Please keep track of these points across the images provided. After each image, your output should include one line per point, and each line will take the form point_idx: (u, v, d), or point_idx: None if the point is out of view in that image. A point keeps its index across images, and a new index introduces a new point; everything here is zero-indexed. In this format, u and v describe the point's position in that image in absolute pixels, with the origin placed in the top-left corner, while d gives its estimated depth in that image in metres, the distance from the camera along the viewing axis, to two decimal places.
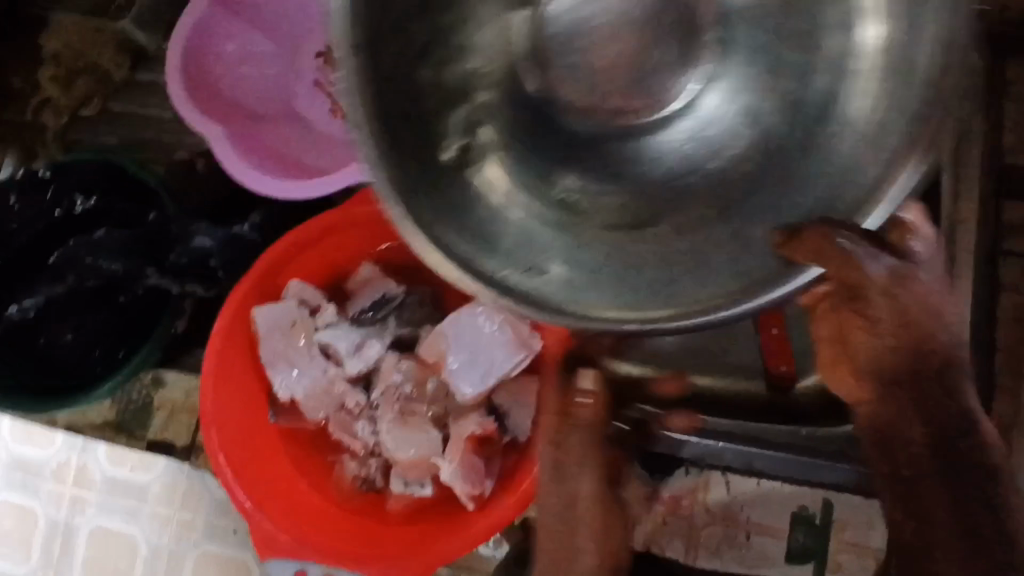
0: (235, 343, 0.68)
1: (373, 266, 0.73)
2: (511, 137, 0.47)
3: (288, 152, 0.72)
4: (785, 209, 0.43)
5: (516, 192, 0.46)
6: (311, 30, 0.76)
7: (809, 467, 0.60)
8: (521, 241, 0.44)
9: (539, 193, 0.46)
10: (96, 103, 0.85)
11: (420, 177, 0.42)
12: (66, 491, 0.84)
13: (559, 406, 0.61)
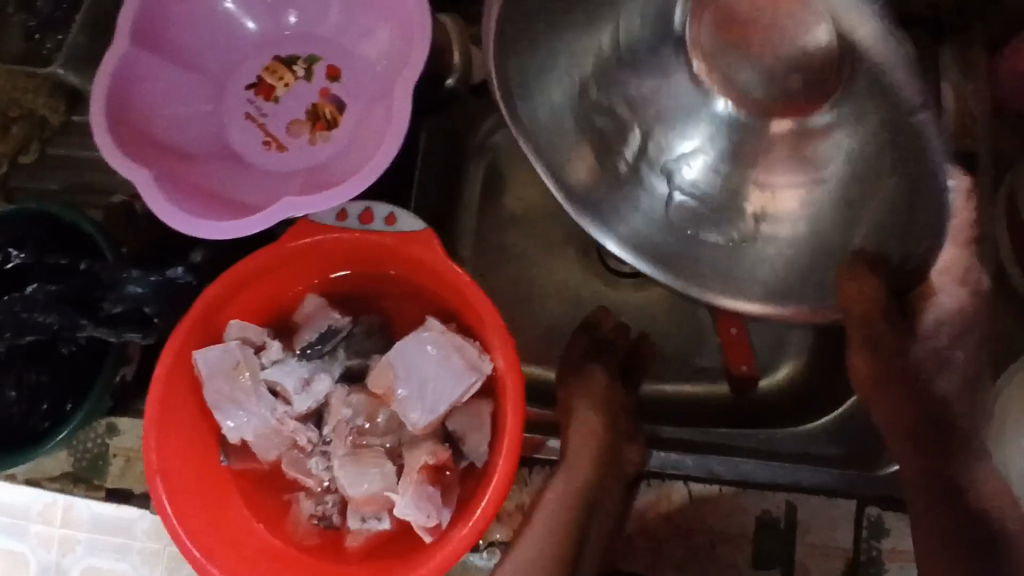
0: (177, 388, 0.67)
1: (317, 298, 0.73)
2: (608, 137, 0.55)
3: (220, 190, 0.71)
4: (745, 256, 0.54)
5: (628, 181, 0.56)
6: (238, 65, 0.76)
7: (791, 470, 0.70)
8: (647, 214, 0.55)
9: (648, 181, 0.56)
10: (36, 149, 0.85)
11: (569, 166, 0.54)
12: (54, 533, 0.83)
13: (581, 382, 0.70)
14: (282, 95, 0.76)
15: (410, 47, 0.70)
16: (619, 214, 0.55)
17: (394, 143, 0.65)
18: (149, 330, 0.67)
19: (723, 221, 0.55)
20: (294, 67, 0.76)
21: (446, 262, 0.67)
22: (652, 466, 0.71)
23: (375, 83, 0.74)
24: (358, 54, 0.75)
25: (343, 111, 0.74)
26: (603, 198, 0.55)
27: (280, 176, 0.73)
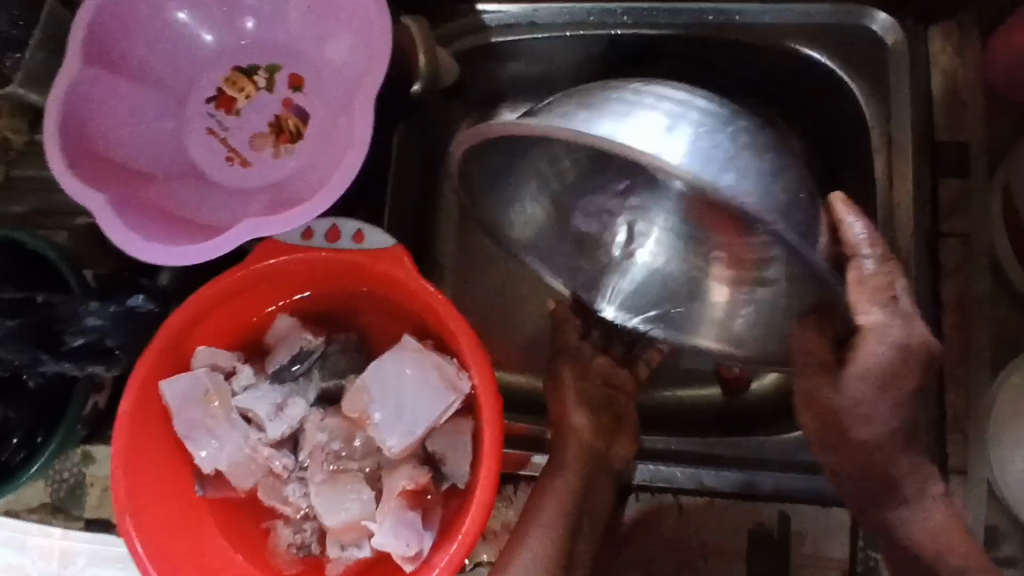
0: (145, 421, 0.65)
1: (288, 318, 0.71)
2: (587, 241, 0.72)
3: (182, 211, 0.68)
4: (720, 318, 0.67)
5: (604, 272, 0.73)
6: (197, 77, 0.74)
7: (788, 480, 0.67)
8: (624, 291, 0.72)
9: (617, 270, 0.73)
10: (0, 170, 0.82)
11: (559, 259, 0.71)
12: (54, 545, 0.80)
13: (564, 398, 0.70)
14: (243, 107, 0.73)
15: (370, 55, 0.67)
16: (610, 280, 0.73)
17: (356, 158, 0.62)
18: (114, 361, 0.66)
19: (688, 281, 0.70)
20: (255, 77, 0.73)
21: (420, 281, 0.64)
22: (635, 480, 0.69)
23: (339, 91, 0.71)
24: (319, 61, 0.72)
25: (307, 122, 0.72)
26: (590, 269, 0.73)
27: (245, 193, 0.71)
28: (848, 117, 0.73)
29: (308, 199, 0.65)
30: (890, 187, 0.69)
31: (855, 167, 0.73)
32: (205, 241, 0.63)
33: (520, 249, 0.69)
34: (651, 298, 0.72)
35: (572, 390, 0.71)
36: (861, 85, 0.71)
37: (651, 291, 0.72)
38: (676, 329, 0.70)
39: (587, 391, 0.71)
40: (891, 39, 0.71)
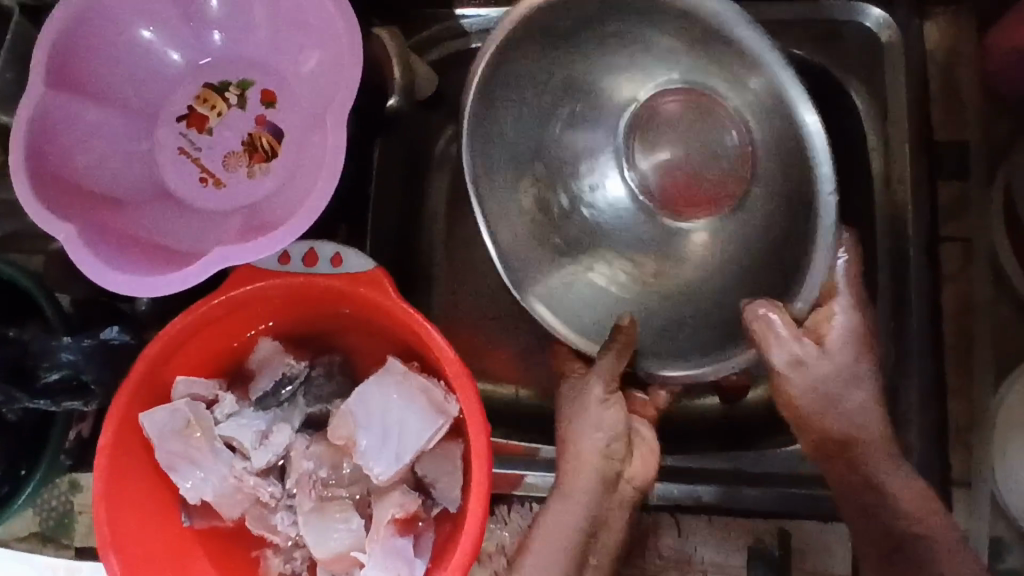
0: (126, 454, 0.64)
1: (270, 342, 0.69)
2: (553, 179, 0.71)
3: (155, 237, 0.66)
4: (656, 295, 0.71)
5: (541, 229, 0.70)
6: (166, 97, 0.71)
7: (786, 498, 0.65)
8: (562, 249, 0.71)
9: (554, 232, 0.71)
10: None
11: (518, 197, 0.69)
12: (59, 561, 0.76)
13: (579, 413, 0.62)
14: (215, 126, 0.71)
15: (342, 71, 0.65)
16: (555, 232, 0.71)
17: (330, 180, 0.61)
18: (91, 395, 0.66)
19: (639, 241, 0.72)
20: (225, 94, 0.71)
21: (403, 307, 0.63)
22: (654, 499, 0.66)
23: (313, 104, 0.69)
24: (291, 76, 0.70)
25: (281, 139, 0.69)
26: (530, 223, 0.70)
27: (220, 215, 0.69)
28: (847, 118, 0.72)
29: (282, 223, 0.63)
30: (886, 188, 0.69)
31: (851, 166, 0.71)
32: (178, 271, 0.61)
33: (468, 130, 0.64)
34: (540, 260, 0.70)
35: (596, 411, 0.62)
36: (857, 86, 0.71)
37: (540, 254, 0.70)
38: (585, 288, 0.71)
39: (604, 414, 0.62)
40: (884, 37, 0.69)
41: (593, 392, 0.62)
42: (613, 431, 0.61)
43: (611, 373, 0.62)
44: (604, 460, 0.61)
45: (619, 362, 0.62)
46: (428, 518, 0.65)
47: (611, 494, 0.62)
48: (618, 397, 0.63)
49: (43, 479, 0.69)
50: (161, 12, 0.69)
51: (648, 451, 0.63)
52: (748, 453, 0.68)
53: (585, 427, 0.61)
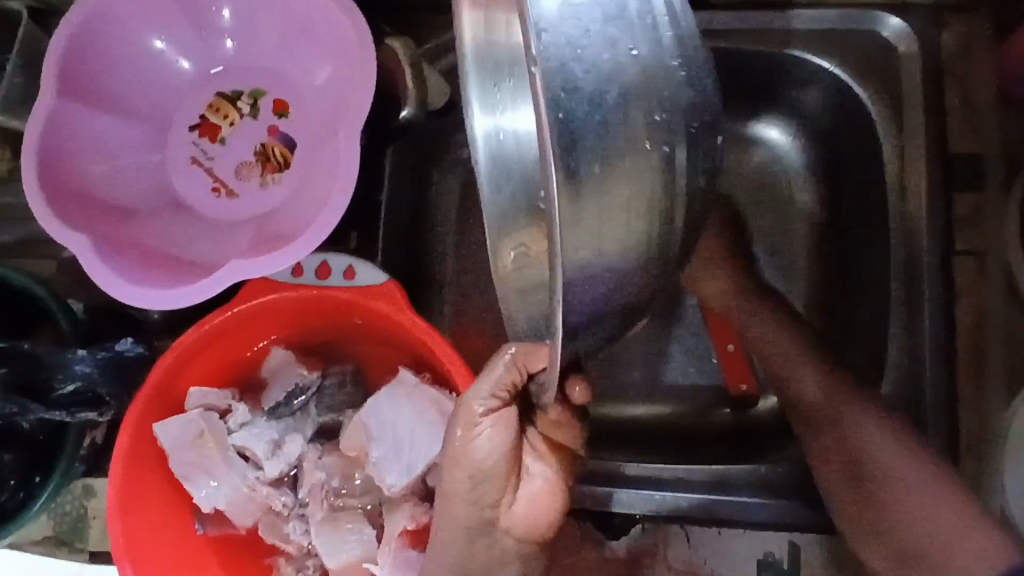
0: (140, 464, 0.64)
1: (284, 351, 0.69)
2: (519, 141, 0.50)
3: (166, 247, 0.66)
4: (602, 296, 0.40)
5: (514, 208, 0.53)
6: (178, 106, 0.72)
7: (784, 511, 0.65)
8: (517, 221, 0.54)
9: (522, 212, 0.53)
10: None
11: (502, 172, 0.51)
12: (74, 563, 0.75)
13: (461, 438, 0.55)
14: (227, 135, 0.71)
15: (355, 83, 0.66)
16: (528, 210, 0.53)
17: (343, 194, 0.61)
18: (104, 407, 0.66)
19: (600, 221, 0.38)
20: (237, 103, 0.71)
21: (414, 318, 0.64)
22: (615, 508, 0.66)
23: (326, 115, 0.69)
24: (304, 87, 0.71)
25: (293, 149, 0.70)
26: (507, 198, 0.52)
27: (231, 225, 0.69)
28: (863, 116, 0.72)
29: (296, 234, 0.63)
30: (901, 198, 0.69)
31: (869, 174, 0.72)
32: (192, 283, 0.62)
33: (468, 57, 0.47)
34: (533, 247, 0.55)
35: (474, 441, 0.55)
36: (869, 88, 0.70)
37: (532, 240, 0.55)
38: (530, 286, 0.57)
39: (479, 440, 0.55)
40: (903, 48, 0.70)
41: (469, 415, 0.55)
42: (484, 474, 0.55)
43: (492, 394, 0.55)
44: (469, 506, 0.56)
45: (510, 377, 0.55)
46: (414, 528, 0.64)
47: (483, 537, 0.58)
48: (498, 420, 0.55)
49: (52, 495, 0.68)
50: (172, 20, 0.70)
51: (533, 494, 0.57)
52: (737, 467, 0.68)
53: (460, 461, 0.56)
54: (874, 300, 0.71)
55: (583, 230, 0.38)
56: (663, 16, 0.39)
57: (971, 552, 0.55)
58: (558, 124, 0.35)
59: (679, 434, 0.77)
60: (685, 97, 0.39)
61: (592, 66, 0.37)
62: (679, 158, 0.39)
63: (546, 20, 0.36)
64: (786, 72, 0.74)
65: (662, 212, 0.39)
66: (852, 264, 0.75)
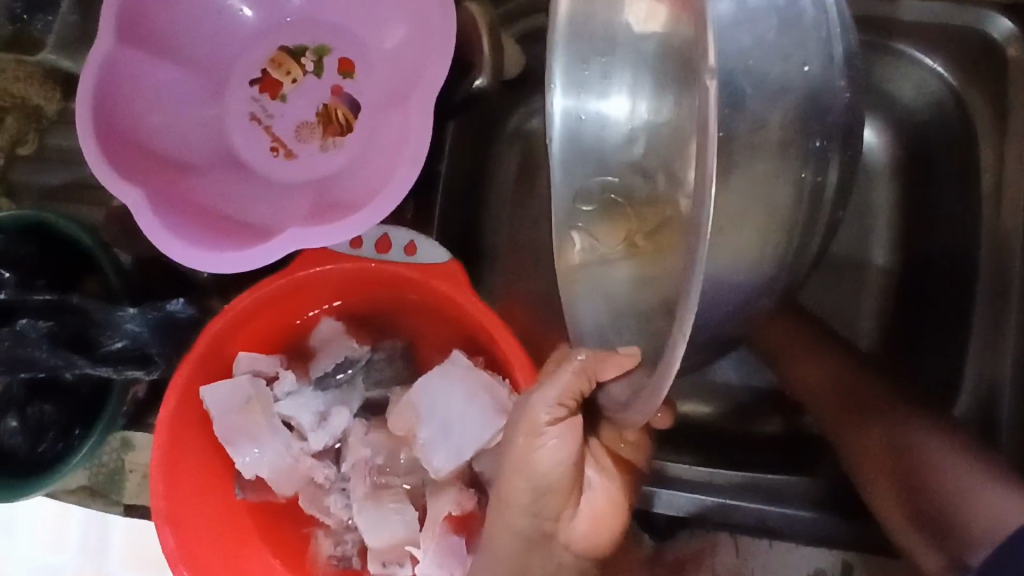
0: (185, 426, 0.63)
1: (334, 322, 0.68)
2: (600, 107, 0.53)
3: (223, 207, 0.64)
4: (727, 295, 0.39)
5: (583, 183, 0.53)
6: (239, 57, 0.68)
7: (828, 529, 0.64)
8: (593, 200, 0.54)
9: (586, 190, 0.53)
10: (33, 140, 0.72)
11: (586, 142, 0.53)
12: (109, 512, 0.76)
13: (522, 447, 0.54)
14: (289, 92, 0.68)
15: (430, 50, 0.63)
16: (590, 186, 0.54)
17: (412, 167, 0.58)
18: (153, 365, 0.65)
19: (658, 194, 0.53)
20: (301, 60, 0.68)
21: (475, 300, 0.61)
22: (656, 508, 0.66)
23: (395, 80, 0.66)
24: (373, 49, 0.67)
25: (357, 113, 0.67)
26: (585, 172, 0.53)
27: (288, 187, 0.66)
28: (954, 116, 0.69)
29: (358, 205, 0.61)
30: (997, 208, 0.66)
31: (965, 180, 0.68)
32: (249, 246, 0.60)
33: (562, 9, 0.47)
34: (606, 240, 0.53)
35: (537, 452, 0.54)
36: (970, 86, 0.67)
37: (608, 237, 0.53)
38: (603, 263, 0.53)
39: (541, 452, 0.53)
40: (1011, 49, 0.63)
41: (534, 424, 0.53)
42: (548, 486, 0.55)
43: (559, 402, 0.52)
44: (530, 518, 0.56)
45: (578, 384, 0.51)
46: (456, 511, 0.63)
47: (540, 548, 0.58)
48: (564, 429, 0.53)
49: (95, 447, 0.66)
50: None
51: (595, 510, 0.59)
52: (778, 479, 0.67)
53: (525, 470, 0.54)
54: (954, 315, 0.68)
55: (728, 213, 0.37)
56: (836, 27, 0.39)
57: (988, 507, 0.53)
58: (723, 120, 0.35)
59: (730, 438, 0.74)
60: (843, 114, 0.40)
61: (762, 81, 0.36)
62: (824, 161, 0.39)
63: (723, 24, 0.35)
64: (880, 66, 0.70)
65: (806, 214, 0.40)
66: (934, 273, 0.71)
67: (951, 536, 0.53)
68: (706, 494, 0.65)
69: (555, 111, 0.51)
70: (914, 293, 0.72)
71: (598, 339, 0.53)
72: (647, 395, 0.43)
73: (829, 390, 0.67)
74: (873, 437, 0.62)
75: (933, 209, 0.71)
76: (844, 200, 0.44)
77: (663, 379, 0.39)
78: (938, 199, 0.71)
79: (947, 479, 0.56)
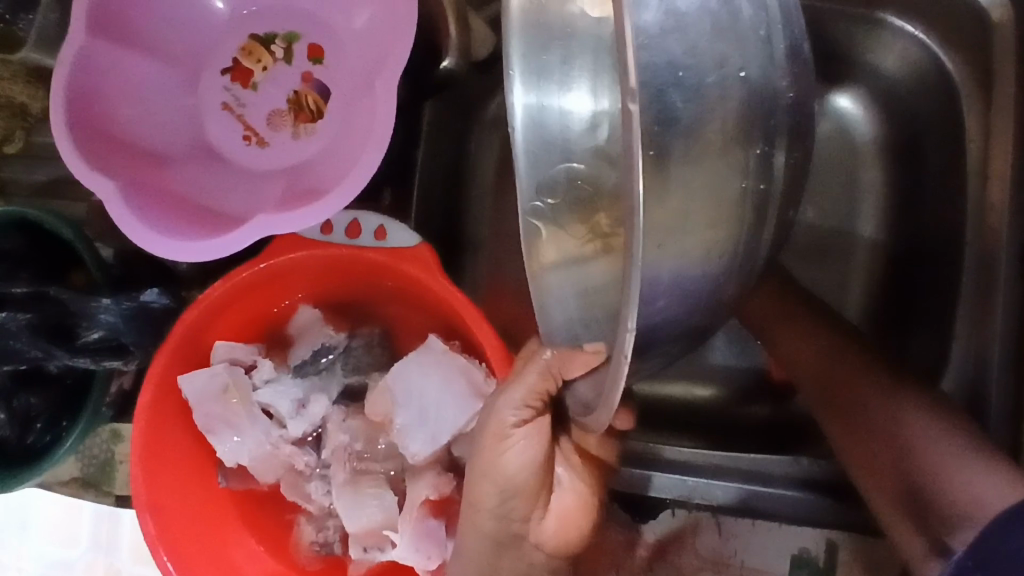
0: (163, 414, 0.63)
1: (311, 309, 0.68)
2: (555, 94, 0.48)
3: (197, 197, 0.65)
4: (682, 288, 0.39)
5: (544, 176, 0.49)
6: (211, 47, 0.69)
7: (803, 509, 0.64)
8: (565, 197, 0.50)
9: (547, 182, 0.49)
10: (21, 137, 0.72)
11: (551, 133, 0.48)
12: (102, 505, 0.75)
13: (491, 448, 0.56)
14: (260, 81, 0.69)
15: (393, 33, 0.63)
16: (553, 178, 0.49)
17: (377, 151, 0.58)
18: (130, 355, 0.67)
19: (616, 186, 0.49)
20: (271, 47, 0.69)
21: (445, 284, 0.61)
22: (653, 491, 0.65)
23: (362, 66, 0.66)
24: (342, 34, 0.68)
25: (327, 99, 0.67)
26: (547, 162, 0.49)
27: (261, 175, 0.67)
28: (947, 95, 0.66)
29: (326, 190, 0.61)
30: (982, 182, 0.63)
31: (954, 161, 0.66)
32: (220, 235, 0.59)
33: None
34: (572, 235, 0.51)
35: (505, 454, 0.56)
36: (959, 63, 0.65)
37: (575, 230, 0.51)
38: (574, 265, 0.52)
39: (505, 454, 0.55)
40: (995, 16, 0.60)
41: (501, 427, 0.55)
42: (515, 487, 0.56)
43: (524, 404, 0.55)
44: (498, 520, 0.58)
45: (543, 384, 0.54)
46: (433, 495, 0.63)
47: (511, 550, 0.60)
48: (531, 430, 0.56)
49: (80, 439, 0.67)
50: None
51: (564, 509, 0.60)
52: (765, 458, 0.66)
53: (492, 473, 0.56)
54: (939, 301, 0.67)
55: (671, 211, 0.36)
56: (778, 24, 0.38)
57: (972, 485, 0.50)
58: (654, 136, 0.35)
59: (712, 419, 0.74)
60: (789, 116, 0.39)
61: (695, 91, 0.35)
62: (776, 164, 0.39)
63: (647, 36, 0.34)
64: (862, 36, 0.69)
65: (752, 219, 0.39)
66: (923, 257, 0.69)
67: (936, 520, 0.51)
68: (691, 472, 0.65)
69: (514, 108, 0.47)
70: (905, 276, 0.71)
71: (568, 338, 0.53)
72: (600, 408, 0.42)
73: (817, 369, 0.66)
74: (864, 422, 0.60)
75: (920, 193, 0.70)
76: (797, 199, 0.43)
77: (616, 382, 0.37)
78: (924, 184, 0.69)
79: (934, 462, 0.53)
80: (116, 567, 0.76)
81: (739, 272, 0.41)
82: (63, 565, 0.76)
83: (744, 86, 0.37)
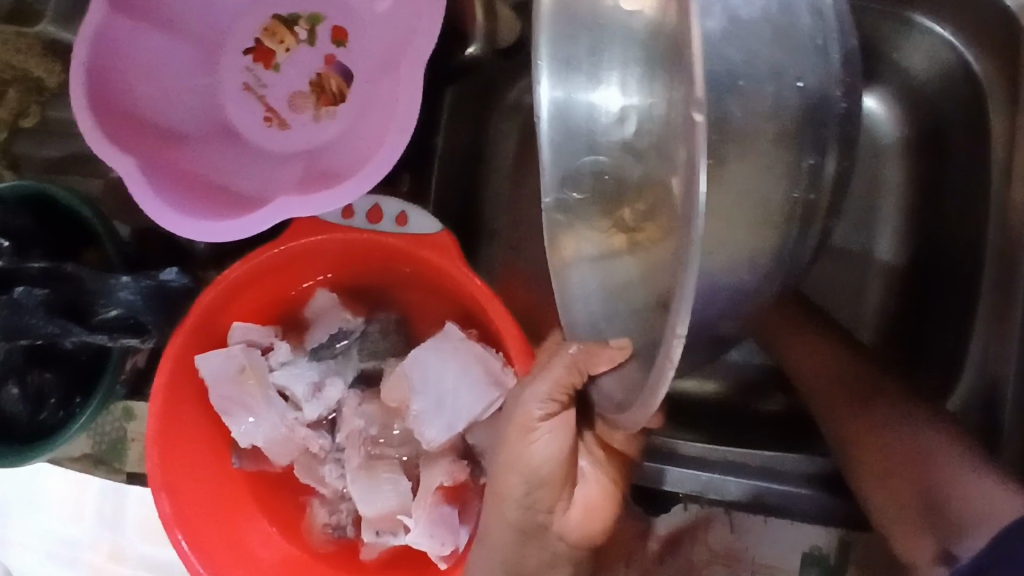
0: (178, 396, 0.63)
1: (328, 293, 0.68)
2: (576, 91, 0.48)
3: (217, 178, 0.64)
4: (734, 293, 0.38)
5: (574, 167, 0.49)
6: (233, 26, 0.68)
7: (813, 509, 0.64)
8: (603, 192, 0.49)
9: (574, 174, 0.50)
10: (36, 112, 0.71)
11: (579, 136, 0.48)
12: (110, 481, 0.76)
13: (521, 441, 0.56)
14: (282, 62, 0.68)
15: (417, 17, 0.62)
16: (580, 168, 0.50)
17: (400, 135, 0.58)
18: (147, 334, 0.67)
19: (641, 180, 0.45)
20: (294, 28, 0.68)
21: (463, 271, 0.61)
22: (666, 486, 0.65)
23: (385, 50, 0.66)
24: (366, 17, 0.67)
25: (350, 82, 0.67)
26: (573, 154, 0.49)
27: (281, 157, 0.67)
28: (976, 100, 0.65)
29: (348, 174, 0.61)
30: (1006, 183, 0.63)
31: (978, 167, 0.66)
32: (242, 216, 0.59)
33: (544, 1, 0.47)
34: (594, 228, 0.51)
35: (532, 445, 0.56)
36: (986, 67, 0.64)
37: (599, 222, 0.51)
38: (606, 259, 0.51)
39: (532, 448, 0.56)
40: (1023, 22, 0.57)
41: (527, 419, 0.55)
42: (541, 478, 0.57)
43: (550, 397, 0.55)
44: (523, 510, 0.58)
45: (569, 378, 0.54)
46: (450, 480, 0.64)
47: (535, 540, 0.59)
48: (556, 424, 0.56)
49: (94, 414, 0.67)
50: None
51: (588, 500, 0.60)
52: (775, 457, 0.65)
53: (517, 464, 0.56)
54: (959, 302, 0.67)
55: (726, 208, 0.36)
56: (833, 33, 0.39)
57: (979, 496, 0.52)
58: (711, 145, 0.35)
59: (725, 417, 0.72)
60: (838, 125, 0.39)
61: (749, 97, 0.35)
62: (826, 174, 0.39)
63: (709, 41, 0.34)
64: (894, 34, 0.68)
65: (797, 229, 0.39)
66: (947, 260, 0.69)
67: (942, 530, 0.52)
68: (705, 467, 0.65)
69: (541, 102, 0.48)
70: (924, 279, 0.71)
71: (592, 332, 0.53)
72: (636, 407, 0.41)
73: (830, 386, 0.64)
74: (881, 442, 0.59)
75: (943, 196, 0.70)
76: (839, 206, 0.43)
77: (658, 386, 0.37)
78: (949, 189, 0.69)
79: (944, 474, 0.54)
80: (121, 544, 0.76)
81: (784, 278, 0.41)
82: (68, 540, 0.76)
83: (803, 93, 0.37)
